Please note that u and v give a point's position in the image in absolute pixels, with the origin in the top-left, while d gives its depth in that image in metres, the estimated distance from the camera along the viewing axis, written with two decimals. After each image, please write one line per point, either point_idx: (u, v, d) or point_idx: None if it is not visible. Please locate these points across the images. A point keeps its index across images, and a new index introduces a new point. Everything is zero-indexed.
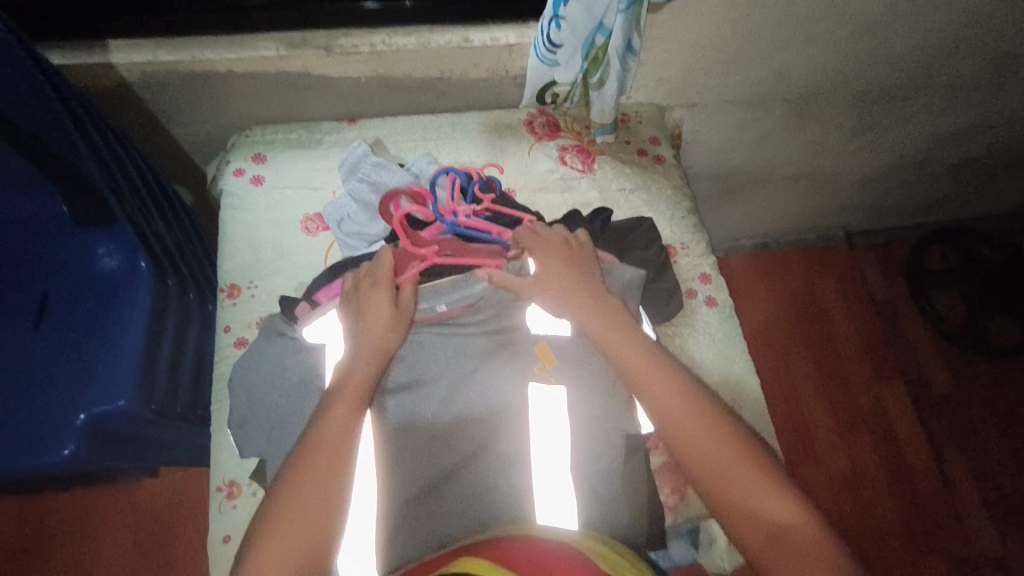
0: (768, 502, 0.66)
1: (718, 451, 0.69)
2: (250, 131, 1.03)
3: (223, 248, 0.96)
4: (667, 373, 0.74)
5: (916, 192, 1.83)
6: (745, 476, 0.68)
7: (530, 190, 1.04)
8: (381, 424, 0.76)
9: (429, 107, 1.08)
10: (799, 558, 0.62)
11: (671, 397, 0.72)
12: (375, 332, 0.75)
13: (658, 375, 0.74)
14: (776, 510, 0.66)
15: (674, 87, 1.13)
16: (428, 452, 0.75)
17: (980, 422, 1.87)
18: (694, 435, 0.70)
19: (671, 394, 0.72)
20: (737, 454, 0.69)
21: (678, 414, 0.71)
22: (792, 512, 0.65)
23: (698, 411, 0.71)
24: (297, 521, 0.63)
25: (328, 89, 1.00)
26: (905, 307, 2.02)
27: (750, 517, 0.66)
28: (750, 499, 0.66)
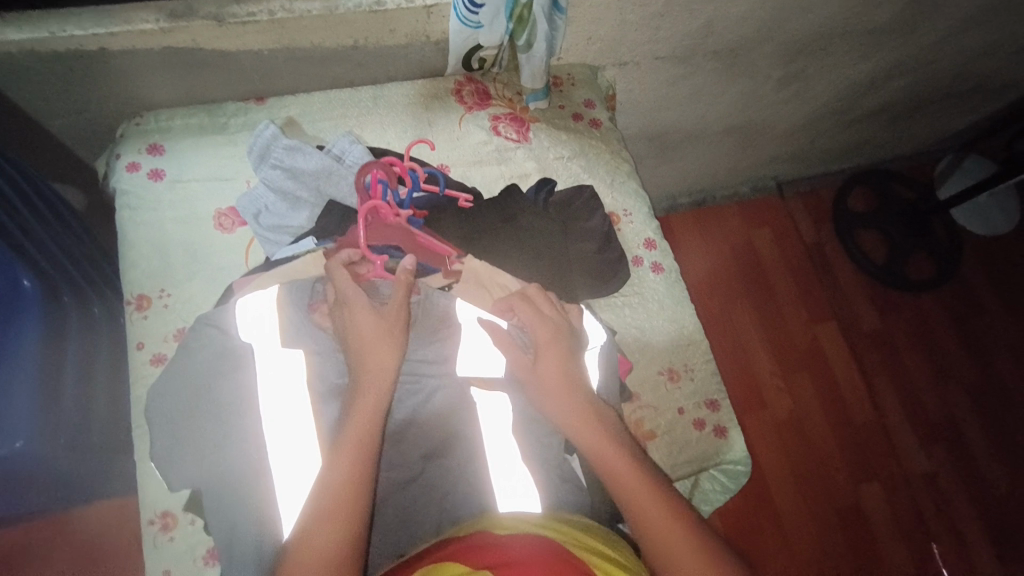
0: (678, 546, 0.62)
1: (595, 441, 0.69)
2: (142, 118, 0.92)
3: (124, 256, 0.85)
4: (566, 397, 0.71)
5: (839, 138, 1.90)
6: (647, 514, 0.64)
7: (463, 165, 0.98)
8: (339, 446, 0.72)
9: (345, 81, 1.00)
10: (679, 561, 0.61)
11: (578, 422, 0.70)
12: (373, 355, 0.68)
13: (559, 396, 0.71)
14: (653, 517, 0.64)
15: (606, 46, 1.09)
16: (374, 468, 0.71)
17: (905, 350, 2.03)
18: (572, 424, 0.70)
19: (576, 422, 0.70)
20: (641, 487, 0.66)
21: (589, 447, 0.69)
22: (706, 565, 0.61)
23: (600, 436, 0.69)
24: (285, 525, 0.59)
25: (227, 65, 0.89)
26: (833, 251, 2.13)
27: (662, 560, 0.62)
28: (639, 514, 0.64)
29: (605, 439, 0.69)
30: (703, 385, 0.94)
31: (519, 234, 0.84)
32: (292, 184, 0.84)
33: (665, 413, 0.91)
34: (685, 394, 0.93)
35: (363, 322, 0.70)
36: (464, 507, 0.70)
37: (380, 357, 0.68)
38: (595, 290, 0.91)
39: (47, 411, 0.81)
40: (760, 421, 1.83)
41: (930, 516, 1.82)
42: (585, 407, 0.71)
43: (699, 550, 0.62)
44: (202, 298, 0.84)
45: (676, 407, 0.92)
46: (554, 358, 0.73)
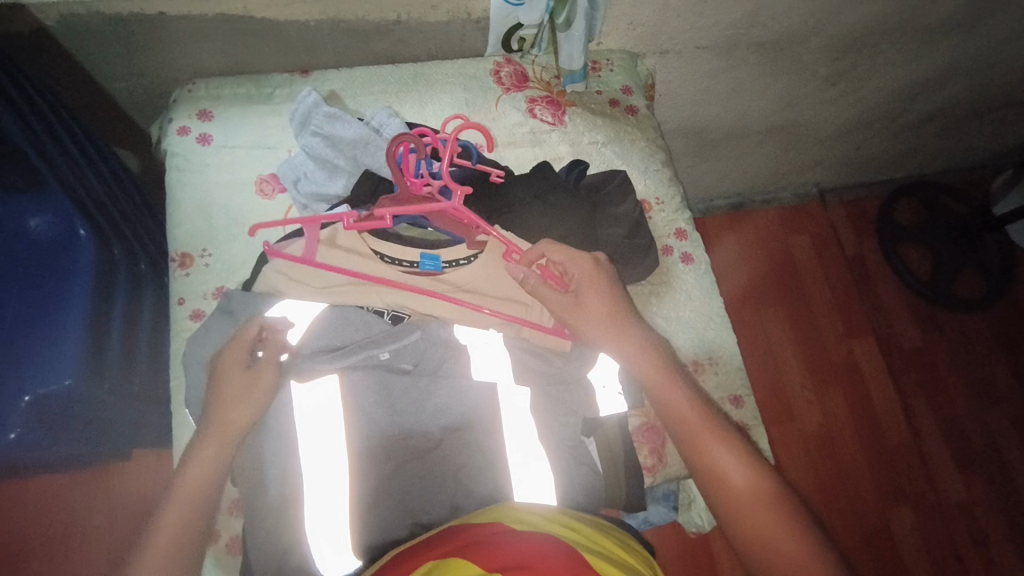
0: (763, 517, 0.67)
1: (684, 414, 0.73)
2: (193, 85, 0.95)
3: (170, 215, 0.88)
4: (659, 367, 0.75)
5: (889, 144, 1.83)
6: (728, 467, 0.70)
7: (498, 145, 0.99)
8: (352, 434, 0.71)
9: (386, 58, 1.01)
10: (758, 526, 0.67)
11: (663, 394, 0.74)
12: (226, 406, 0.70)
13: (647, 364, 0.75)
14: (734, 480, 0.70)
15: (647, 33, 1.07)
16: (394, 452, 0.71)
17: (945, 371, 1.95)
18: (665, 390, 0.74)
19: (664, 390, 0.74)
20: (721, 447, 0.71)
21: (686, 414, 0.73)
22: (786, 538, 0.66)
23: (686, 401, 0.74)
24: None
25: (276, 35, 0.92)
26: (875, 264, 2.07)
27: (742, 527, 0.68)
28: (721, 474, 0.70)
29: (692, 402, 0.74)
30: (727, 378, 0.92)
31: (550, 214, 0.84)
32: (332, 151, 0.86)
33: None
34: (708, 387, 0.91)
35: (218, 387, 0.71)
36: (480, 478, 0.70)
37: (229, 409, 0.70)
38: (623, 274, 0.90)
39: (93, 358, 0.85)
40: (786, 432, 1.79)
41: (963, 544, 1.74)
42: (669, 374, 0.75)
43: (786, 521, 0.67)
44: (240, 260, 0.86)
45: None
46: (602, 293, 0.76)
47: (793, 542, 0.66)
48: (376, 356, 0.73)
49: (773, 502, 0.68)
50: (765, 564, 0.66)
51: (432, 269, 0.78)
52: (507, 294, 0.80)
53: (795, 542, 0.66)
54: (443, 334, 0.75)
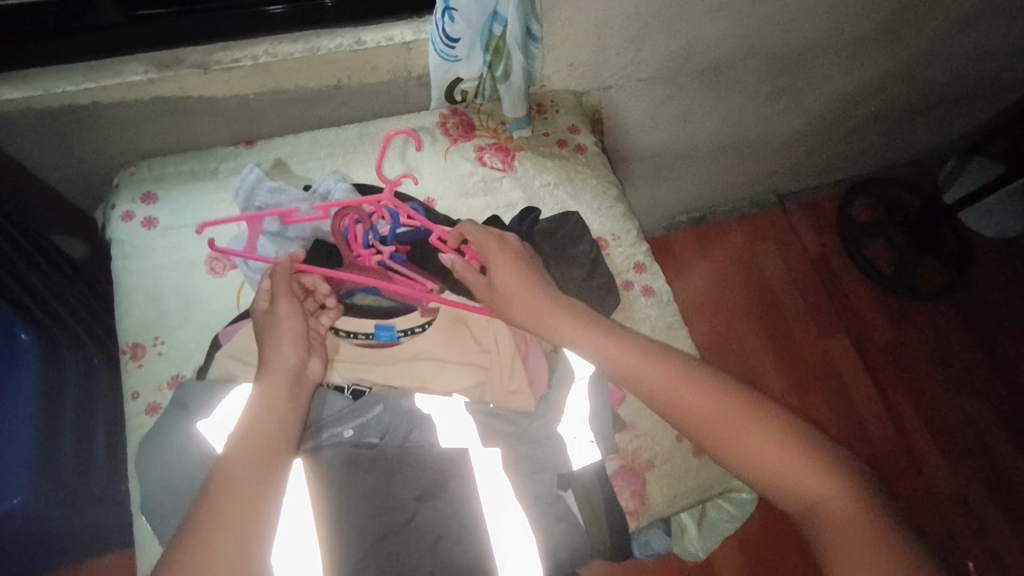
0: (805, 475, 0.67)
1: (684, 399, 0.71)
2: (135, 167, 0.94)
3: (119, 305, 0.86)
4: (666, 371, 0.73)
5: (837, 147, 1.88)
6: (755, 441, 0.69)
7: (450, 197, 0.99)
8: (322, 517, 0.68)
9: (331, 120, 1.01)
10: (803, 487, 0.67)
11: (661, 382, 0.72)
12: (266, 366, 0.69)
13: (651, 371, 0.73)
14: (765, 451, 0.68)
15: (588, 71, 1.09)
16: (368, 530, 0.68)
17: (919, 360, 1.97)
18: (658, 383, 0.72)
19: (682, 392, 0.72)
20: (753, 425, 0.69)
21: (688, 401, 0.71)
22: (831, 490, 0.66)
23: (701, 394, 0.71)
24: None
25: (216, 111, 0.91)
26: (839, 262, 2.11)
27: (790, 493, 0.67)
28: (751, 446, 0.69)
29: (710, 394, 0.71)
30: None
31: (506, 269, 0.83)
32: (279, 226, 0.85)
33: (665, 440, 0.86)
34: None
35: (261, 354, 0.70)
36: (460, 547, 0.68)
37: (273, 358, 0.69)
38: None
39: None
40: None
41: (960, 533, 1.75)
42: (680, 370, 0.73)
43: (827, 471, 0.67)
44: (194, 345, 0.84)
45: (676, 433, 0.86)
46: (521, 273, 0.77)
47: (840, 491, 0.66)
48: (342, 434, 0.73)
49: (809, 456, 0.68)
50: (826, 521, 0.65)
51: (389, 339, 0.78)
52: (462, 359, 0.79)
53: (841, 491, 0.66)
54: (405, 405, 0.75)
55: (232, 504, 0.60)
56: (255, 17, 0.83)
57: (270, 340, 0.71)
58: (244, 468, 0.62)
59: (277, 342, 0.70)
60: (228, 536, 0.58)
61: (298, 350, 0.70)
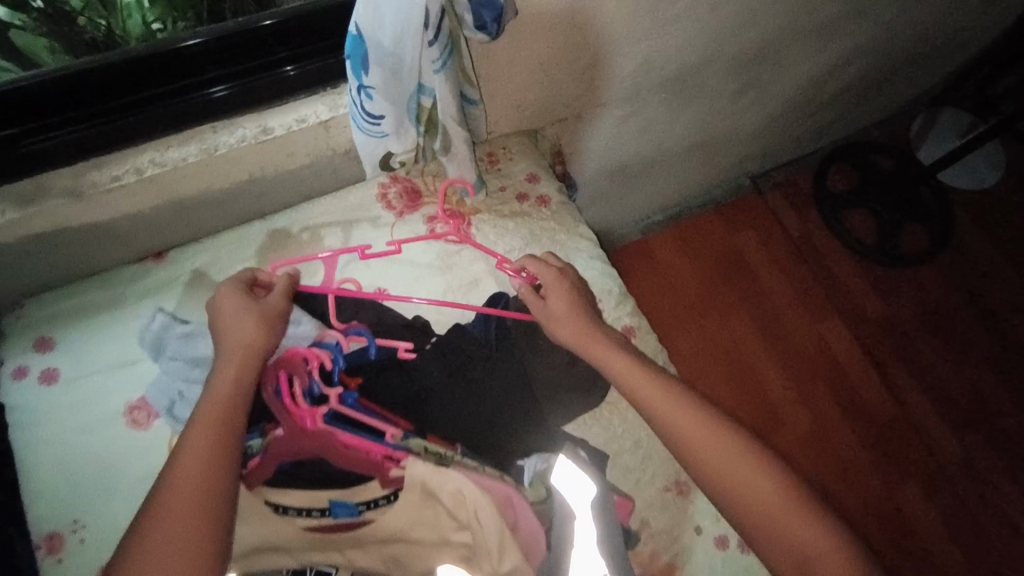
0: (804, 537, 0.63)
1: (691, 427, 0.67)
2: (24, 309, 0.79)
3: (26, 488, 0.71)
4: (687, 410, 0.68)
5: (807, 124, 1.79)
6: (755, 489, 0.65)
7: (404, 283, 0.86)
8: None
9: (253, 213, 0.87)
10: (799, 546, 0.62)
11: (672, 409, 0.68)
12: (238, 339, 0.65)
13: (655, 390, 0.69)
14: (762, 499, 0.64)
15: (539, 109, 0.96)
16: None
17: (915, 329, 1.91)
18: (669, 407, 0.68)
19: (700, 435, 0.67)
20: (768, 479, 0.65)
21: (694, 431, 0.67)
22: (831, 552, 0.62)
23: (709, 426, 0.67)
24: None
25: (109, 235, 0.76)
26: (822, 239, 2.03)
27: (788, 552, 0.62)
28: (749, 493, 0.64)
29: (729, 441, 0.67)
30: None
31: (480, 381, 0.72)
32: (198, 372, 0.72)
33: (684, 537, 0.79)
34: (702, 507, 0.80)
35: (231, 325, 0.65)
36: None
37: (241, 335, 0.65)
38: (567, 413, 0.76)
39: None
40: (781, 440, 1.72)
41: (976, 505, 1.69)
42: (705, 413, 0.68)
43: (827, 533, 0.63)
44: (123, 522, 0.70)
45: (695, 526, 0.79)
46: (566, 295, 0.75)
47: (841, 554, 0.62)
48: None
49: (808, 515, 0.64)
50: None
51: (347, 517, 0.63)
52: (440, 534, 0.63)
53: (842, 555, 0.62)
54: None
55: (182, 499, 0.55)
56: (151, 117, 0.71)
57: (213, 317, 0.67)
58: (191, 453, 0.57)
59: (219, 316, 0.66)
60: (180, 530, 0.54)
61: (243, 321, 0.66)
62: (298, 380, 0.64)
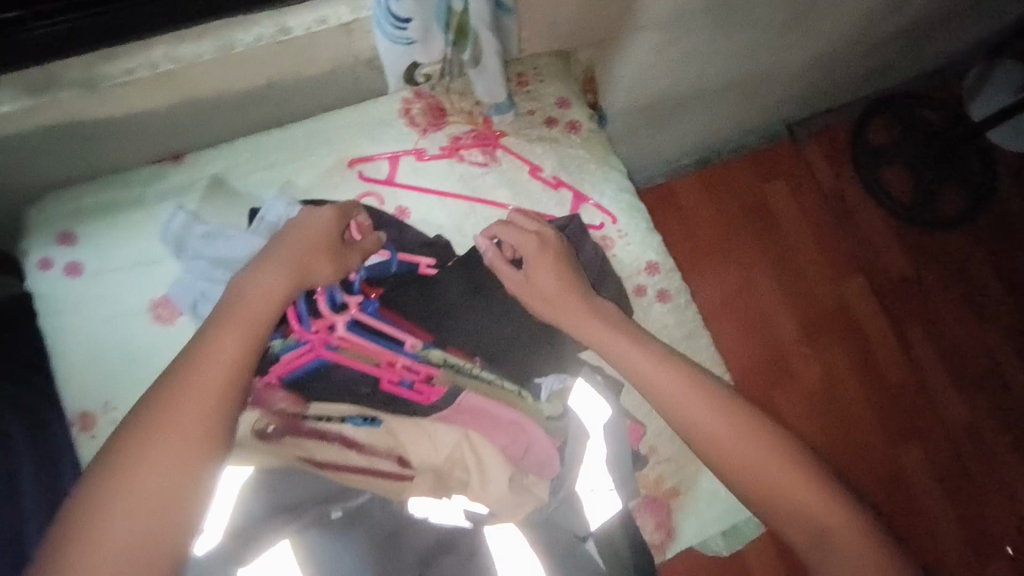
0: (792, 490, 0.63)
1: (665, 378, 0.67)
2: (46, 204, 0.79)
3: (60, 370, 0.76)
4: (680, 376, 0.67)
5: (855, 67, 1.67)
6: (744, 449, 0.65)
7: (425, 203, 0.84)
8: None
9: (273, 120, 0.85)
10: (791, 500, 0.63)
11: (643, 360, 0.68)
12: (299, 254, 0.64)
13: (632, 342, 0.69)
14: (751, 454, 0.64)
15: (576, 31, 0.91)
16: None
17: (939, 294, 1.84)
18: (648, 366, 0.68)
19: (734, 436, 0.65)
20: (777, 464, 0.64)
21: (671, 387, 0.67)
22: (825, 505, 0.63)
23: (692, 386, 0.67)
24: None
25: (128, 132, 0.76)
26: (854, 193, 1.91)
27: (781, 509, 0.64)
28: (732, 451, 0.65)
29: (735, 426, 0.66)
30: None
31: (497, 306, 0.72)
32: (216, 273, 0.73)
33: (690, 464, 0.80)
34: None
35: (293, 242, 0.65)
36: None
37: (296, 250, 0.64)
38: (587, 336, 0.77)
39: None
40: (787, 392, 1.71)
41: (977, 470, 1.69)
42: (737, 417, 0.66)
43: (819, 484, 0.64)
44: None
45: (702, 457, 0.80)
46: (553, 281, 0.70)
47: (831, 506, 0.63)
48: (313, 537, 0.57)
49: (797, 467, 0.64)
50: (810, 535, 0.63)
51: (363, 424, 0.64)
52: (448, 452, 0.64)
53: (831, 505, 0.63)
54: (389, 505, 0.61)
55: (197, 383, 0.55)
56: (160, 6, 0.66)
57: (293, 226, 0.66)
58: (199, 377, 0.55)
59: (288, 232, 0.66)
60: (145, 508, 0.50)
61: (308, 246, 0.65)
62: (320, 285, 0.66)
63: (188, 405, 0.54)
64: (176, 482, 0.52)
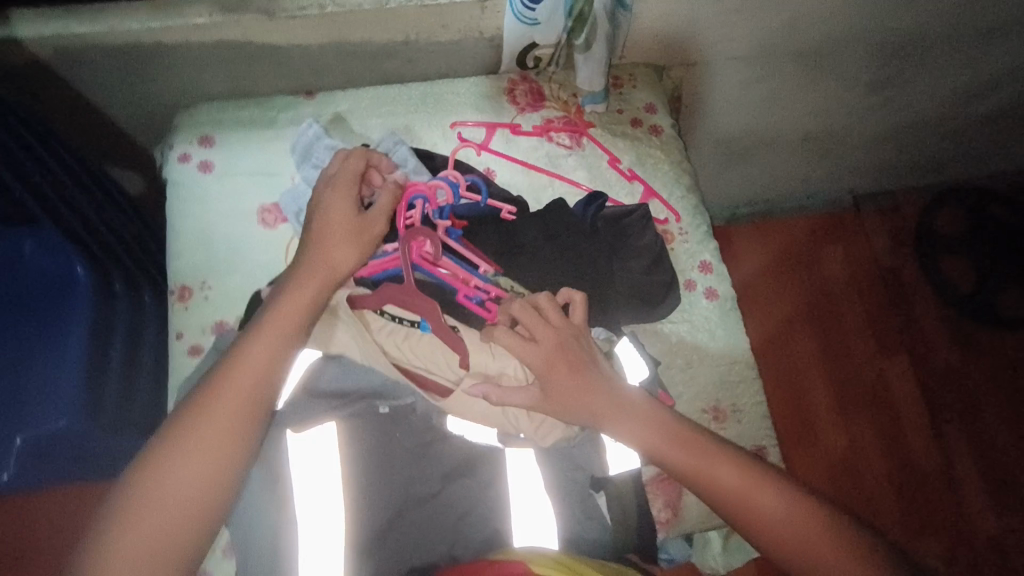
0: (764, 502, 0.66)
1: (639, 416, 0.69)
2: (194, 110, 0.93)
3: (172, 246, 0.87)
4: (657, 415, 0.70)
5: (934, 150, 1.60)
6: (719, 473, 0.67)
7: (510, 170, 0.93)
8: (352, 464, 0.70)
9: (395, 77, 0.97)
10: (762, 514, 0.66)
11: (609, 405, 0.69)
12: (330, 233, 0.71)
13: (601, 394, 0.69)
14: (724, 478, 0.67)
15: (673, 44, 1.03)
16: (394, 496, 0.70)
17: (991, 397, 1.63)
18: (616, 410, 0.69)
19: (708, 464, 0.68)
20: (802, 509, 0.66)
21: (638, 430, 0.69)
22: (789, 512, 0.65)
23: (667, 422, 0.70)
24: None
25: (281, 60, 0.90)
26: (912, 276, 1.74)
27: (756, 520, 0.66)
28: (707, 475, 0.67)
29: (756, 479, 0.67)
30: (751, 429, 0.84)
31: (559, 261, 0.78)
32: None
33: None
34: (732, 437, 0.84)
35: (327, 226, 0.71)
36: (477, 526, 0.69)
37: (328, 230, 0.71)
38: (637, 314, 0.82)
39: None
40: (808, 457, 1.54)
41: None
42: (711, 447, 0.69)
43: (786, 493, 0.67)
44: (238, 296, 0.85)
45: None
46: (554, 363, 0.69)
47: (797, 513, 0.65)
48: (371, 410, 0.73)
49: (762, 478, 0.67)
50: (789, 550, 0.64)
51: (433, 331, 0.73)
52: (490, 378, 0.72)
53: (798, 512, 0.65)
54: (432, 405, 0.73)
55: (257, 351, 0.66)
56: None
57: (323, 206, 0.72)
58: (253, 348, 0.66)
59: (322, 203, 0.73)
60: (193, 443, 0.62)
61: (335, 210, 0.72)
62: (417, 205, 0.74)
63: (241, 374, 0.65)
64: (221, 431, 0.63)
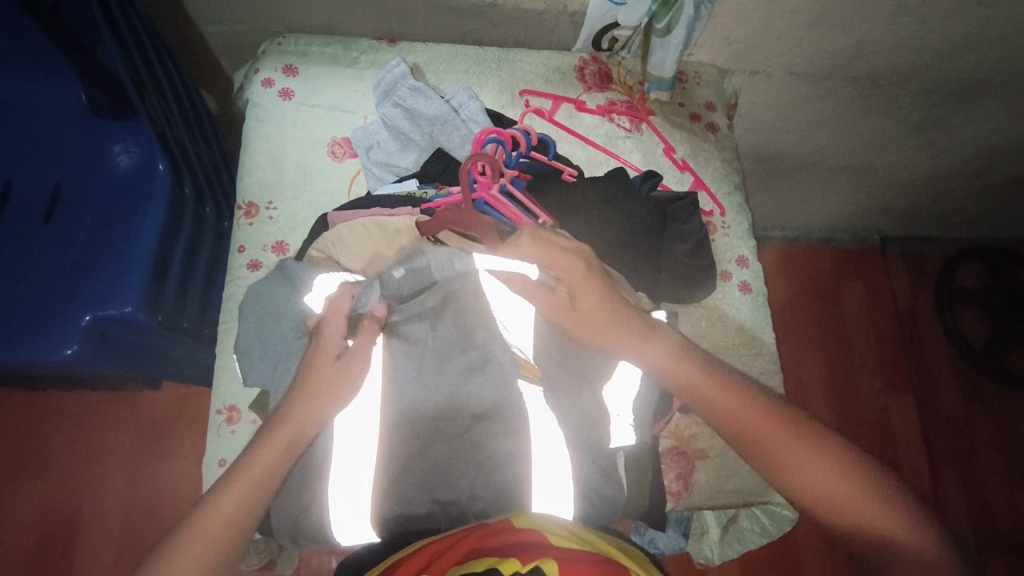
0: (851, 503, 0.64)
1: (729, 407, 0.71)
2: (283, 39, 0.98)
3: (245, 162, 0.92)
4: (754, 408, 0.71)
5: (971, 203, 1.64)
6: (811, 470, 0.66)
7: (571, 141, 0.98)
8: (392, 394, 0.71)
9: (474, 39, 1.02)
10: (853, 516, 0.64)
11: (678, 375, 0.73)
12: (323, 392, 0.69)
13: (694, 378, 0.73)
14: (817, 476, 0.66)
15: (741, 49, 1.07)
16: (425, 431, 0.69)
17: (985, 448, 1.69)
18: (702, 396, 0.72)
19: (796, 455, 0.67)
20: (877, 511, 0.63)
21: (734, 415, 0.70)
22: (890, 518, 0.63)
23: (762, 415, 0.70)
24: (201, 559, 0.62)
25: (373, 5, 0.94)
26: (929, 323, 1.79)
27: (847, 521, 0.64)
28: (797, 469, 0.67)
29: (840, 471, 0.66)
30: None
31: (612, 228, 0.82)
32: (409, 123, 0.89)
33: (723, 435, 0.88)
34: None
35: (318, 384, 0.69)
36: (500, 470, 0.67)
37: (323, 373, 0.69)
38: (674, 290, 0.87)
39: (155, 288, 0.87)
40: None
41: None
42: (802, 440, 0.68)
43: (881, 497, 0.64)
44: (303, 218, 0.89)
45: None
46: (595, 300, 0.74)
47: (894, 517, 0.63)
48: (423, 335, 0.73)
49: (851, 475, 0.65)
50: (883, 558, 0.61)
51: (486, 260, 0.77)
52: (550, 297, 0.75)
53: (894, 517, 0.63)
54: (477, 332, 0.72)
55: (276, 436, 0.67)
56: None
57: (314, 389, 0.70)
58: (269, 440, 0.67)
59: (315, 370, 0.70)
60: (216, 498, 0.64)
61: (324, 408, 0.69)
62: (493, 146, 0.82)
63: (262, 451, 0.67)
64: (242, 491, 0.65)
